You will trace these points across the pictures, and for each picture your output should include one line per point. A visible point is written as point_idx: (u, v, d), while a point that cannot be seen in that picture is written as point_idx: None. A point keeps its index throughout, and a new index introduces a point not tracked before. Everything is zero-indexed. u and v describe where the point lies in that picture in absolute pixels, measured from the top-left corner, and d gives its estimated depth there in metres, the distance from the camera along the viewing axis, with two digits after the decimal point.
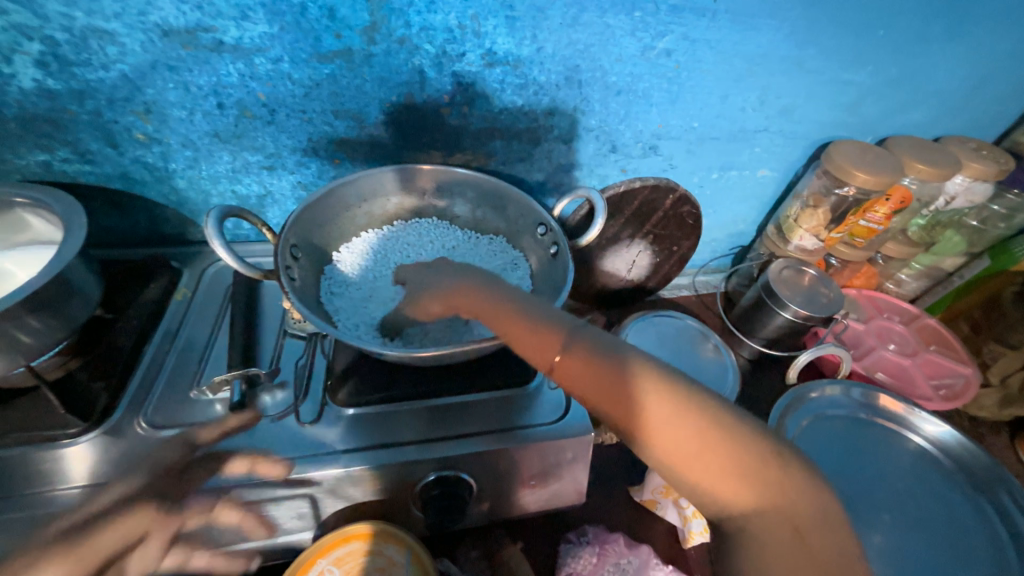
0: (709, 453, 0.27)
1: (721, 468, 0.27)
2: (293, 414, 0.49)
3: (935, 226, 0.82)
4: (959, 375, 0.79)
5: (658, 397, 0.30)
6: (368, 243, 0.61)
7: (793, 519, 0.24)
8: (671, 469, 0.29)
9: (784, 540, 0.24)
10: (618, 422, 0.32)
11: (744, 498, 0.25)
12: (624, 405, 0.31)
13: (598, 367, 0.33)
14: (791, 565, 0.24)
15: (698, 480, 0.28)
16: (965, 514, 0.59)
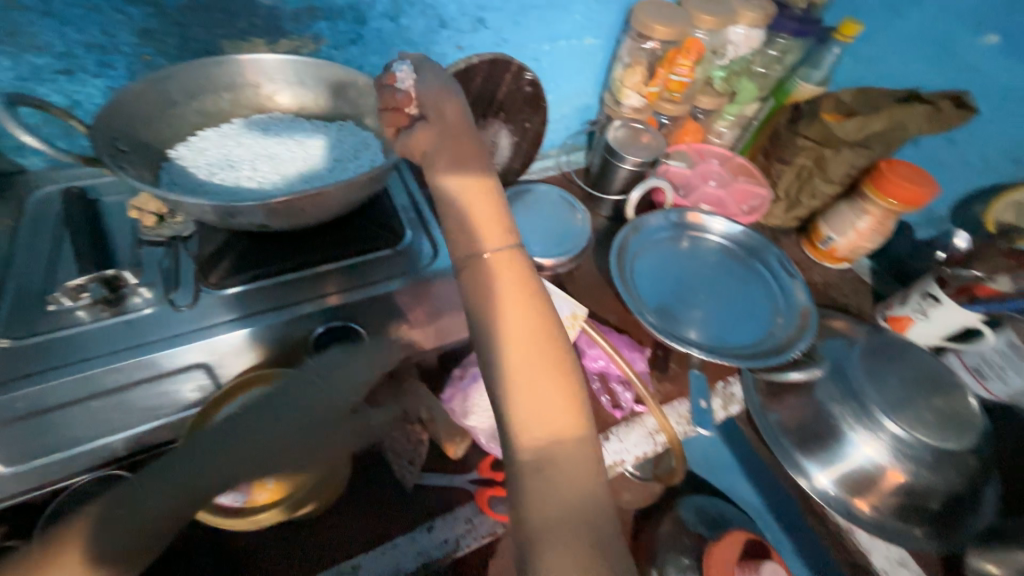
0: (556, 383, 0.40)
1: (563, 404, 0.39)
2: (168, 301, 0.51)
3: (733, 75, 0.99)
4: (759, 196, 0.98)
5: (554, 346, 0.42)
6: (207, 139, 0.60)
7: (581, 457, 0.37)
8: (521, 382, 0.40)
9: (574, 465, 0.37)
10: (515, 339, 0.42)
11: (568, 429, 0.38)
12: (530, 335, 0.42)
13: (528, 302, 0.44)
14: (564, 479, 0.36)
15: (541, 400, 0.39)
16: (752, 280, 0.79)
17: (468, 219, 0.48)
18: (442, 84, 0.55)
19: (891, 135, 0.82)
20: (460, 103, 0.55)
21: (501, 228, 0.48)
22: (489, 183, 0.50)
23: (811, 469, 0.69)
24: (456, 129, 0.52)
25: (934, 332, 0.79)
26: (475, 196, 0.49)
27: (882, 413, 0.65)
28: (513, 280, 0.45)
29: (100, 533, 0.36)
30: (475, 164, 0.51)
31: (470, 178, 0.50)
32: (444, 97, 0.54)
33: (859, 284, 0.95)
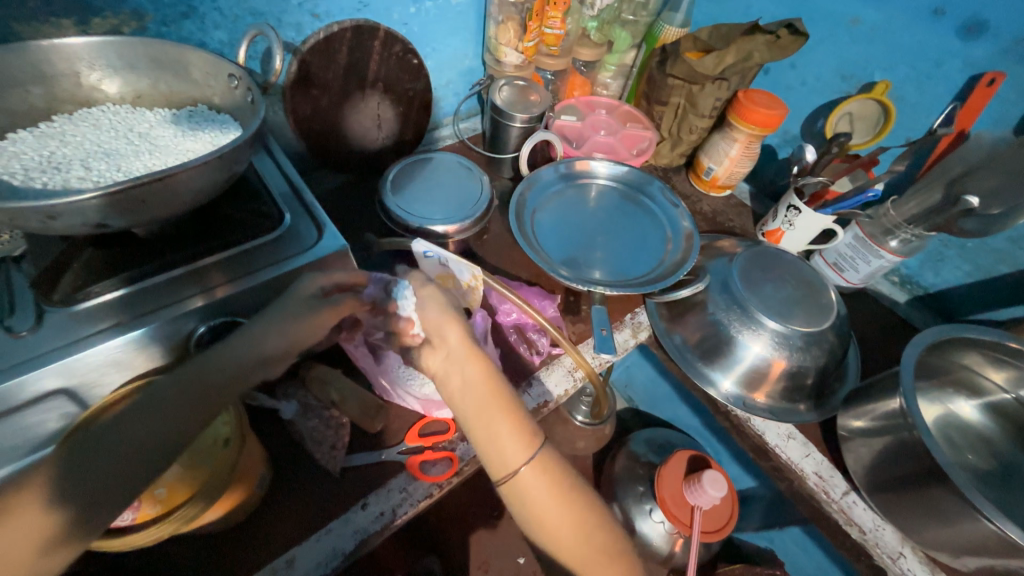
0: (611, 564, 0.51)
1: (616, 564, 0.51)
2: (3, 329, 0.45)
3: (605, 25, 1.02)
4: (645, 138, 1.04)
5: (584, 508, 0.52)
6: (21, 143, 0.52)
7: None
8: None
9: None
10: (559, 540, 0.51)
11: None
12: (566, 509, 0.51)
13: (564, 500, 0.51)
14: None
15: None
16: (643, 216, 0.85)
17: (489, 436, 0.51)
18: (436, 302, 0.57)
19: (743, 66, 0.90)
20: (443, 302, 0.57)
21: (526, 432, 0.52)
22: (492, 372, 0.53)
23: (715, 377, 0.77)
24: (463, 356, 0.53)
25: (801, 238, 0.90)
26: (494, 411, 0.52)
27: (761, 315, 0.74)
28: (551, 483, 0.51)
29: (66, 482, 0.38)
30: (482, 363, 0.53)
31: (484, 387, 0.52)
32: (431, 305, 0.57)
33: (742, 208, 1.04)
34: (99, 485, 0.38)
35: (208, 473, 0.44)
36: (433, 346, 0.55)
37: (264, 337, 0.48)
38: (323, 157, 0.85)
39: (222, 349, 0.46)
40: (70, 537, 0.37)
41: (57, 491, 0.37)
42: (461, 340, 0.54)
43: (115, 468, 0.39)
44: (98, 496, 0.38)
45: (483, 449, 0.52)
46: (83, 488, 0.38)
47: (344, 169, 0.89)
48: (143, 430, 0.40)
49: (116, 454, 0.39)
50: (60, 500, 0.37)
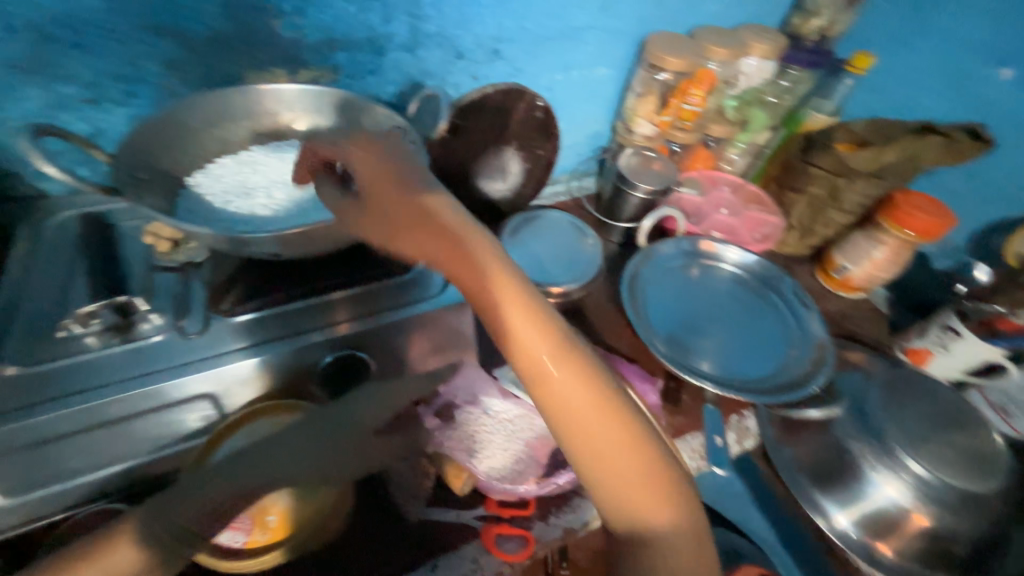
0: None
1: None
2: (177, 329, 0.51)
3: (744, 105, 0.99)
4: (771, 224, 0.97)
5: None
6: (224, 167, 0.60)
7: None
8: None
9: None
10: None
11: None
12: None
13: None
14: None
15: None
16: (766, 312, 0.78)
17: (623, 466, 0.38)
18: (486, 259, 0.47)
19: (906, 167, 0.82)
20: (483, 244, 0.48)
21: (668, 482, 0.37)
22: (592, 372, 0.42)
23: (830, 509, 0.66)
24: (567, 346, 0.42)
25: (955, 366, 0.78)
26: (597, 427, 0.39)
27: (905, 454, 0.63)
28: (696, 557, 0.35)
29: (154, 521, 0.37)
30: (579, 360, 0.42)
31: (584, 387, 0.40)
32: (471, 274, 0.47)
33: (876, 315, 0.93)
34: (191, 523, 0.39)
35: (313, 511, 0.44)
36: (515, 320, 0.43)
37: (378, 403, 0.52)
38: None
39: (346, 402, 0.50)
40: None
41: (147, 532, 0.36)
42: (539, 328, 0.43)
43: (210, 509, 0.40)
44: (187, 532, 0.38)
45: (605, 482, 0.38)
46: (170, 534, 0.37)
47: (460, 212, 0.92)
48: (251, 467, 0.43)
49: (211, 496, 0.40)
50: (150, 539, 0.36)
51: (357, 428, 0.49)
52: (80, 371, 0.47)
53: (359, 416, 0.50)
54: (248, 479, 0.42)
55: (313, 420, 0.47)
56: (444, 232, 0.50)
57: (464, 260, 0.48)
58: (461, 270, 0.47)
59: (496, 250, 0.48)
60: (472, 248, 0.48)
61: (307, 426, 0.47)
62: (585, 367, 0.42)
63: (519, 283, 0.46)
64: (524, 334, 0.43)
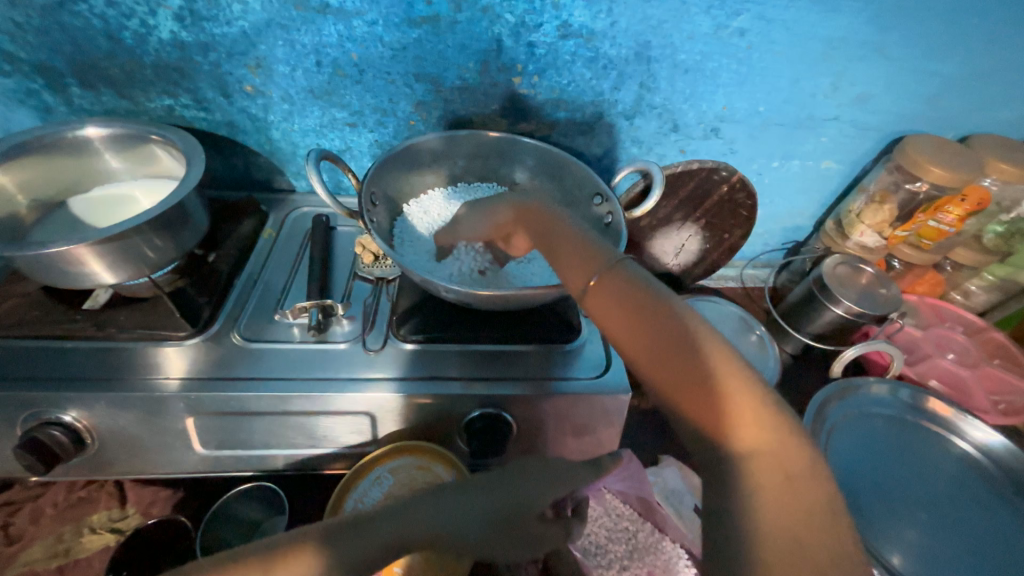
0: None
1: None
2: (361, 341, 0.55)
3: (1015, 235, 0.77)
4: (1021, 392, 0.75)
5: None
6: (434, 200, 0.65)
7: None
8: None
9: None
10: None
11: None
12: None
13: None
14: None
15: None
16: (1006, 522, 0.58)
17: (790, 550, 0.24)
18: (617, 293, 0.36)
19: None
20: (621, 271, 0.37)
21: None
22: (772, 421, 0.28)
23: None
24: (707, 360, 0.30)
25: None
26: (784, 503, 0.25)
27: None
28: None
29: (336, 555, 0.32)
30: (745, 405, 0.28)
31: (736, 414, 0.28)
32: (605, 314, 0.37)
33: None
34: (359, 564, 0.32)
35: None
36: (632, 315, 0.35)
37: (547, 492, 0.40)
38: None
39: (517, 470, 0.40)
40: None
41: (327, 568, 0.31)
42: (687, 361, 0.31)
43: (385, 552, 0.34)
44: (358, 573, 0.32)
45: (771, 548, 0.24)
46: (351, 562, 0.32)
47: None
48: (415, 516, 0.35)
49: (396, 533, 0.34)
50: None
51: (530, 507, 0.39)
52: (279, 357, 0.53)
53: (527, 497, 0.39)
54: (420, 525, 0.35)
55: (475, 480, 0.39)
56: (581, 262, 0.40)
57: (594, 301, 0.38)
58: (594, 310, 0.38)
59: (641, 276, 0.36)
60: (610, 280, 0.37)
61: (472, 488, 0.38)
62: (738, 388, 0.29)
63: (672, 300, 0.34)
64: (665, 370, 0.32)
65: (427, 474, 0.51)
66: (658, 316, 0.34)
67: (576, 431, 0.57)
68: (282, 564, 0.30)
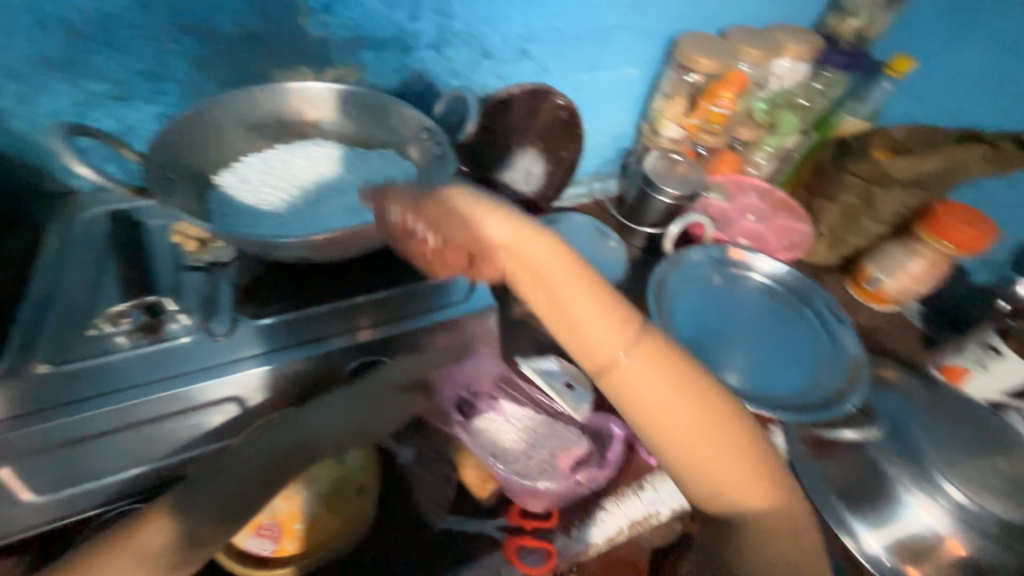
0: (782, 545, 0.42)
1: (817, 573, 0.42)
2: (204, 330, 0.50)
3: (774, 108, 0.95)
4: (800, 231, 0.94)
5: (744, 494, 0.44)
6: (250, 167, 0.60)
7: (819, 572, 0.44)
8: None
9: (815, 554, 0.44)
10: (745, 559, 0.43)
11: None
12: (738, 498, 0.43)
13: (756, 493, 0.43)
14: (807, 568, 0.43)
15: None
16: (798, 325, 0.76)
17: (656, 414, 0.44)
18: (586, 296, 0.45)
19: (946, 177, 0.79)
20: (583, 271, 0.46)
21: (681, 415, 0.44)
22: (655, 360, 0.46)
23: (856, 527, 0.64)
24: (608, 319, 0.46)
25: (994, 387, 0.75)
26: (723, 460, 0.44)
27: (939, 474, 0.60)
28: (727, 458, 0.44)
29: (186, 509, 0.39)
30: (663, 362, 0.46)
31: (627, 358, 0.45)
32: (564, 321, 0.46)
33: (909, 328, 0.90)
34: (221, 506, 0.40)
35: (338, 524, 0.45)
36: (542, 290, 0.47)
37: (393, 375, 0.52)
38: None
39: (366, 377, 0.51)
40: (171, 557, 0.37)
41: (181, 515, 0.38)
42: (604, 324, 0.46)
43: (237, 495, 0.40)
44: (225, 512, 0.40)
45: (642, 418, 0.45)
46: (204, 512, 0.39)
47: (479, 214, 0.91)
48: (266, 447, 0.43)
49: (239, 482, 0.41)
50: (185, 522, 0.38)
51: (378, 399, 0.49)
52: (104, 371, 0.47)
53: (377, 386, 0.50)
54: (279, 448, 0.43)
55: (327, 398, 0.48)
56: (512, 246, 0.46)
57: (558, 306, 0.46)
58: (564, 313, 0.46)
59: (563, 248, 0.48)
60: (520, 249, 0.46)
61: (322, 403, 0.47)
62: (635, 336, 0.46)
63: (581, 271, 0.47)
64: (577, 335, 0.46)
65: None
66: (630, 325, 0.46)
67: (459, 357, 0.60)
68: (139, 527, 0.37)
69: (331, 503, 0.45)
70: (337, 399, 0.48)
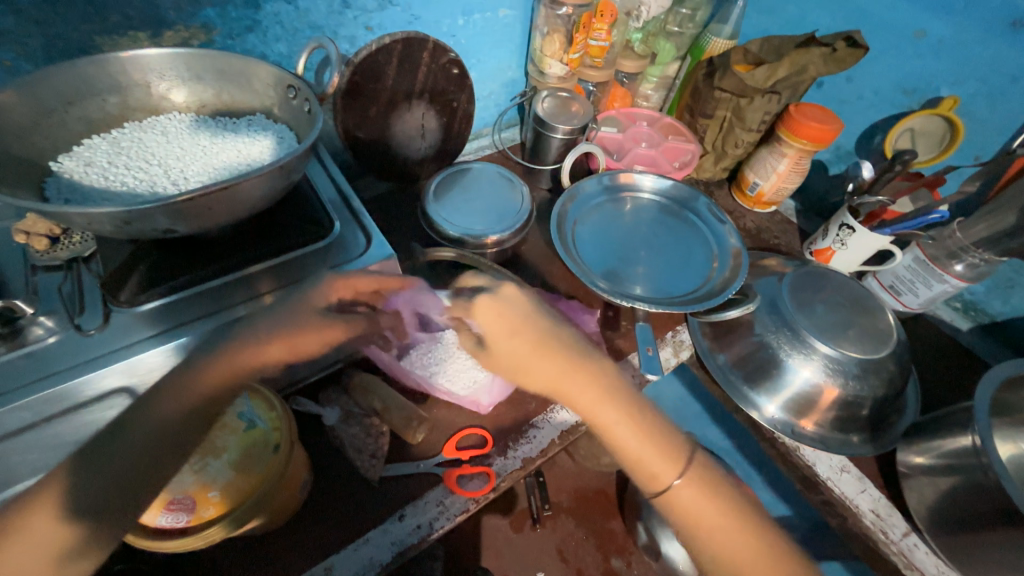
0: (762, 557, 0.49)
1: None
2: (73, 327, 0.47)
3: (649, 37, 1.01)
4: (688, 151, 1.02)
5: (699, 493, 0.53)
6: (95, 150, 0.54)
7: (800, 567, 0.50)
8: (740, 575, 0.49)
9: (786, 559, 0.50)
10: None
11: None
12: (690, 488, 0.53)
13: (707, 491, 0.54)
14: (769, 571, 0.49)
15: None
16: (690, 234, 0.83)
17: (601, 417, 0.55)
18: (593, 395, 0.55)
19: (796, 80, 0.87)
20: (552, 349, 0.57)
21: (644, 415, 0.55)
22: (596, 376, 0.56)
23: (758, 400, 0.74)
24: (551, 335, 0.58)
25: (852, 259, 0.87)
26: (688, 485, 0.53)
27: (812, 338, 0.70)
28: (670, 459, 0.54)
29: (75, 494, 0.39)
30: (601, 377, 0.56)
31: (574, 375, 0.55)
32: (571, 387, 0.55)
33: (788, 225, 1.01)
34: (113, 491, 0.40)
35: (256, 482, 0.45)
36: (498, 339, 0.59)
37: (269, 343, 0.49)
38: (367, 163, 0.87)
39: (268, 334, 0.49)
40: (82, 549, 0.38)
41: (68, 507, 0.38)
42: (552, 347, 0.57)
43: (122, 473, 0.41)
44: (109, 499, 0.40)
45: (587, 415, 0.56)
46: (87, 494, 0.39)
47: (382, 175, 0.90)
48: (146, 428, 0.43)
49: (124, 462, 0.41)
50: (73, 512, 0.38)
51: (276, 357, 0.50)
52: None
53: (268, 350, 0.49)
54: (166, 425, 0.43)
55: (214, 361, 0.47)
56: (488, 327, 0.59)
57: (570, 393, 0.56)
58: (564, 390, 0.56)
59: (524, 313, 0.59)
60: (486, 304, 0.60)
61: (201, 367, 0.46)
62: (575, 358, 0.57)
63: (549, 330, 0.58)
64: (535, 358, 0.57)
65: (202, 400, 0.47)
66: (629, 411, 0.55)
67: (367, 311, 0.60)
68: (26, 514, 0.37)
69: (194, 464, 0.45)
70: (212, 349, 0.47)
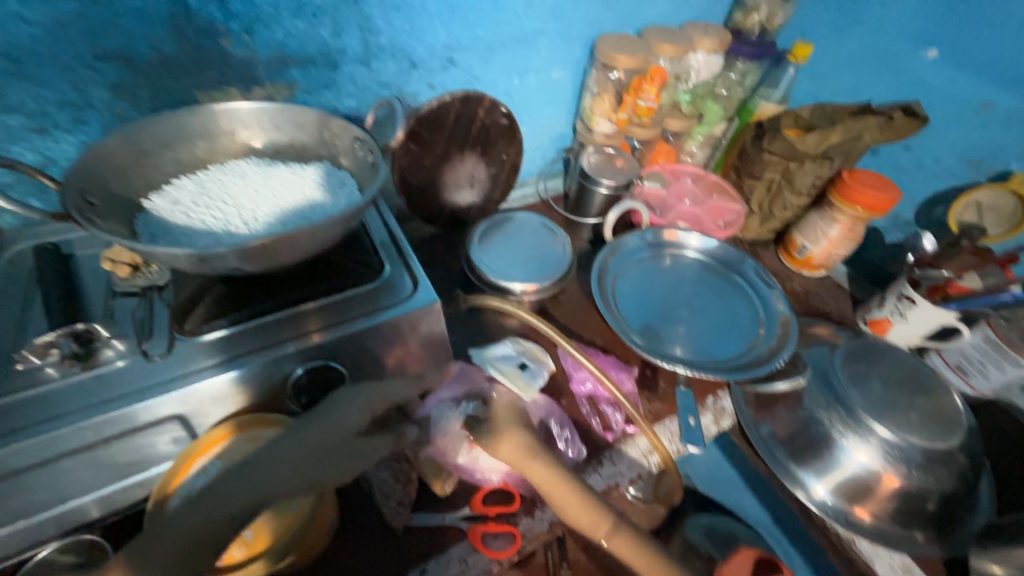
0: None
1: None
2: (141, 351, 0.50)
3: (697, 99, 1.02)
4: (733, 210, 1.02)
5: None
6: (180, 188, 0.59)
7: None
8: None
9: None
10: None
11: None
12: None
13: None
14: None
15: None
16: (734, 295, 0.81)
17: (565, 508, 0.51)
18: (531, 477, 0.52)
19: (851, 147, 0.86)
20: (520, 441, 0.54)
21: (599, 503, 0.51)
22: (552, 468, 0.52)
23: (807, 480, 0.68)
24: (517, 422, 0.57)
25: (911, 334, 0.81)
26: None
27: (871, 419, 0.65)
28: (638, 552, 0.50)
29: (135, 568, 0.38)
30: (555, 468, 0.52)
31: (537, 463, 0.52)
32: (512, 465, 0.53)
33: (839, 290, 0.97)
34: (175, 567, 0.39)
35: (290, 522, 0.46)
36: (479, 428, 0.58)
37: (343, 417, 0.49)
38: (416, 208, 0.90)
39: (340, 406, 0.50)
40: None
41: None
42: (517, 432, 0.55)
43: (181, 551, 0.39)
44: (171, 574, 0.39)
45: (557, 505, 0.52)
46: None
47: (429, 219, 0.93)
48: (221, 497, 0.41)
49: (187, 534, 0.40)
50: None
51: (341, 431, 0.48)
52: (36, 404, 0.46)
53: (339, 420, 0.49)
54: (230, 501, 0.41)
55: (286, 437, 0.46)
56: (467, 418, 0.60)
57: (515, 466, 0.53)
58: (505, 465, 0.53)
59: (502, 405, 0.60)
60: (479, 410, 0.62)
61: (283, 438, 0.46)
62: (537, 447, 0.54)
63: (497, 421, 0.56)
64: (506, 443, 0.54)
65: (256, 437, 0.49)
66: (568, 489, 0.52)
67: (406, 356, 0.61)
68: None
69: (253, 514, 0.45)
70: (299, 430, 0.47)
